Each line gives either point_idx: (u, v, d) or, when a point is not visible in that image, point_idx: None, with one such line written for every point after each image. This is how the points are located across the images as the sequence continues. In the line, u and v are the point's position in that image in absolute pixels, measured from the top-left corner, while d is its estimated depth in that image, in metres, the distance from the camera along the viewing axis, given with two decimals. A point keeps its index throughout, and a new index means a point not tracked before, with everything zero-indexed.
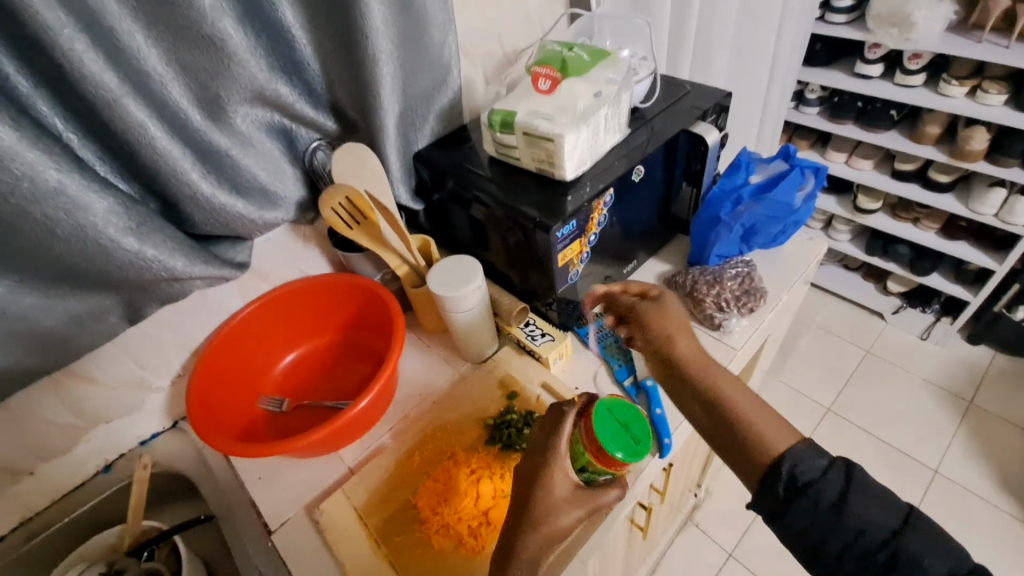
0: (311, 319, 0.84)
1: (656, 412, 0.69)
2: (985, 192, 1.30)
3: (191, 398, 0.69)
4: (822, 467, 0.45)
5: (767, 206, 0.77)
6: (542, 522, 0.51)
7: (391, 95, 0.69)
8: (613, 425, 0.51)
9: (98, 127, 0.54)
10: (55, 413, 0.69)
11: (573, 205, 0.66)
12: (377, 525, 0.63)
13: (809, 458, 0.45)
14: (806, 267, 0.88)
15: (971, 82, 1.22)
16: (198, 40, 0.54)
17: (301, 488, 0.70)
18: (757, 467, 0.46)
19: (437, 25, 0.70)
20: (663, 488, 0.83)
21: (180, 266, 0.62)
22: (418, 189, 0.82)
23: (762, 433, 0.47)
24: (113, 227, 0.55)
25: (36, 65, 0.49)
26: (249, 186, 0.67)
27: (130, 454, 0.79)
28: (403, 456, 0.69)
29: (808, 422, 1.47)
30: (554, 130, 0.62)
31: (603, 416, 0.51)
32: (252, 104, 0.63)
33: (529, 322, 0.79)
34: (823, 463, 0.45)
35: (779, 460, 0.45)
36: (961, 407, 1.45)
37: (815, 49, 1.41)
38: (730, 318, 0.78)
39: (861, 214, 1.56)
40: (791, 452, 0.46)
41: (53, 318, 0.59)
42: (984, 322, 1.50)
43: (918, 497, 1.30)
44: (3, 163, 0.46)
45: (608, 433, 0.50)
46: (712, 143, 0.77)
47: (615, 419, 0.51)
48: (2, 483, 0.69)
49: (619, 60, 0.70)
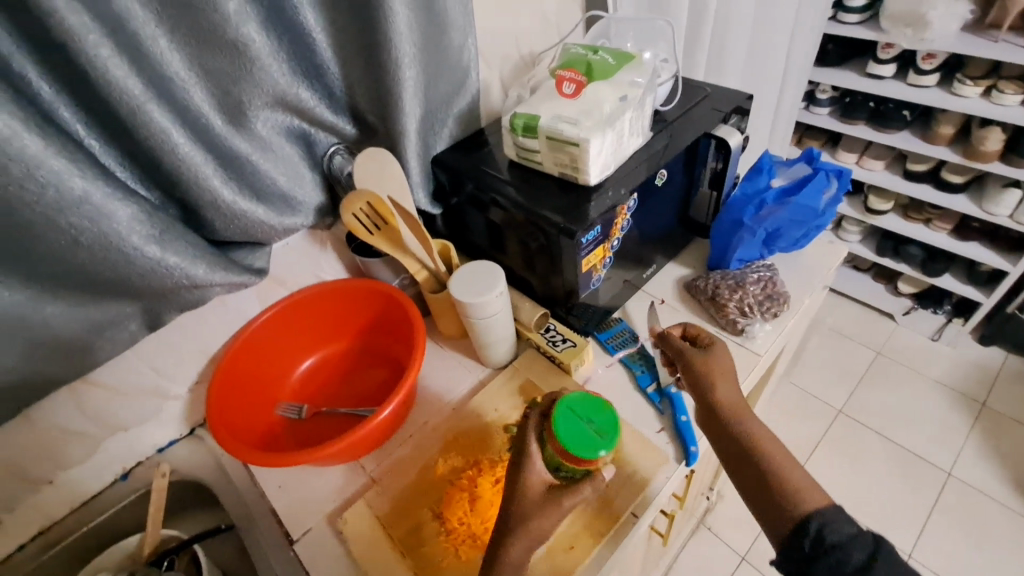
0: (329, 324, 0.83)
1: (681, 419, 0.69)
2: (999, 193, 1.28)
3: (211, 406, 0.69)
4: (851, 531, 0.42)
5: (790, 210, 0.76)
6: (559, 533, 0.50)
7: (413, 99, 0.68)
8: (569, 419, 0.56)
9: (121, 133, 0.54)
10: (74, 422, 0.68)
11: (598, 210, 0.66)
12: (402, 535, 0.63)
13: (838, 521, 0.43)
14: (826, 271, 0.88)
15: (986, 82, 1.21)
16: (222, 44, 0.54)
17: (323, 497, 0.69)
18: (783, 514, 0.45)
19: (457, 28, 0.70)
20: (683, 495, 0.83)
21: (201, 274, 0.61)
22: (436, 193, 0.81)
23: (792, 481, 0.47)
24: (137, 235, 0.54)
25: (61, 71, 0.48)
26: (270, 191, 0.66)
27: (148, 462, 0.78)
28: (426, 465, 0.68)
29: (819, 424, 1.45)
30: (579, 134, 0.62)
31: (558, 412, 0.57)
32: (273, 108, 0.62)
33: (550, 327, 0.78)
34: (853, 529, 0.42)
35: (806, 518, 0.44)
36: (974, 409, 1.43)
37: (827, 49, 1.40)
38: (753, 323, 0.77)
39: (872, 215, 1.55)
40: (817, 510, 0.44)
41: (73, 327, 0.58)
42: (996, 324, 1.49)
43: (932, 500, 1.29)
44: (29, 171, 0.45)
45: (562, 425, 0.55)
46: (735, 146, 0.76)
47: (569, 415, 0.56)
48: (20, 493, 0.69)
49: (643, 63, 0.70)
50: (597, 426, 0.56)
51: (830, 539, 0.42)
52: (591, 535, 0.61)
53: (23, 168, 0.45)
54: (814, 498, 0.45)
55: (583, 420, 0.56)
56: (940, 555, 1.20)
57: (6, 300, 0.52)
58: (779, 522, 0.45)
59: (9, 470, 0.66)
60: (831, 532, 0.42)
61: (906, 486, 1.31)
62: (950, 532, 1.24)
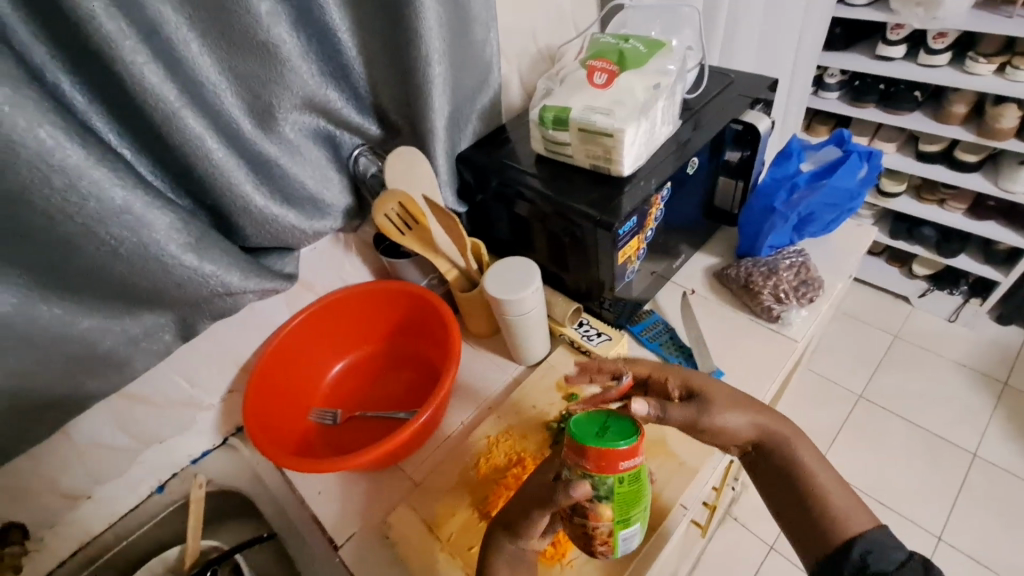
0: (356, 328, 0.82)
1: None
2: (1015, 169, 1.25)
3: (247, 415, 0.68)
4: (899, 558, 0.41)
5: (824, 194, 0.78)
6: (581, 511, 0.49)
7: (442, 96, 0.67)
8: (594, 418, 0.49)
9: (156, 142, 0.53)
10: (110, 436, 0.67)
11: (633, 201, 0.65)
12: (449, 537, 0.62)
13: (884, 547, 0.42)
14: (857, 253, 0.87)
15: (1000, 59, 1.16)
16: (253, 47, 0.53)
17: (365, 501, 0.69)
18: (823, 542, 0.44)
19: (480, 22, 0.69)
20: (722, 486, 0.82)
21: (236, 281, 0.60)
22: (461, 191, 0.80)
23: (835, 507, 0.45)
24: (175, 244, 0.53)
25: (97, 80, 0.47)
26: (299, 195, 0.65)
27: (183, 474, 0.78)
28: (468, 464, 0.68)
29: (837, 413, 1.39)
30: (614, 124, 0.61)
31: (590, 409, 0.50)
32: (301, 110, 0.62)
33: (583, 322, 0.78)
34: (901, 554, 0.41)
35: (850, 543, 0.43)
36: (996, 388, 1.39)
37: (835, 32, 1.33)
38: (789, 309, 0.77)
39: (885, 198, 1.50)
40: (864, 533, 0.43)
41: (111, 340, 0.57)
42: (1016, 303, 1.44)
43: (960, 484, 1.25)
44: (71, 182, 0.45)
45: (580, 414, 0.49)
46: (765, 131, 0.75)
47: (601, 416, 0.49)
48: (59, 509, 0.68)
49: (673, 49, 0.69)
50: (614, 432, 0.47)
51: (876, 567, 0.41)
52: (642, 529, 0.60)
53: (65, 179, 0.45)
54: (858, 522, 0.44)
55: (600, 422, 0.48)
56: (973, 539, 1.17)
57: (45, 315, 0.52)
58: (817, 550, 0.44)
59: (48, 485, 0.65)
60: (877, 560, 0.41)
61: (933, 472, 1.27)
62: (980, 514, 1.20)
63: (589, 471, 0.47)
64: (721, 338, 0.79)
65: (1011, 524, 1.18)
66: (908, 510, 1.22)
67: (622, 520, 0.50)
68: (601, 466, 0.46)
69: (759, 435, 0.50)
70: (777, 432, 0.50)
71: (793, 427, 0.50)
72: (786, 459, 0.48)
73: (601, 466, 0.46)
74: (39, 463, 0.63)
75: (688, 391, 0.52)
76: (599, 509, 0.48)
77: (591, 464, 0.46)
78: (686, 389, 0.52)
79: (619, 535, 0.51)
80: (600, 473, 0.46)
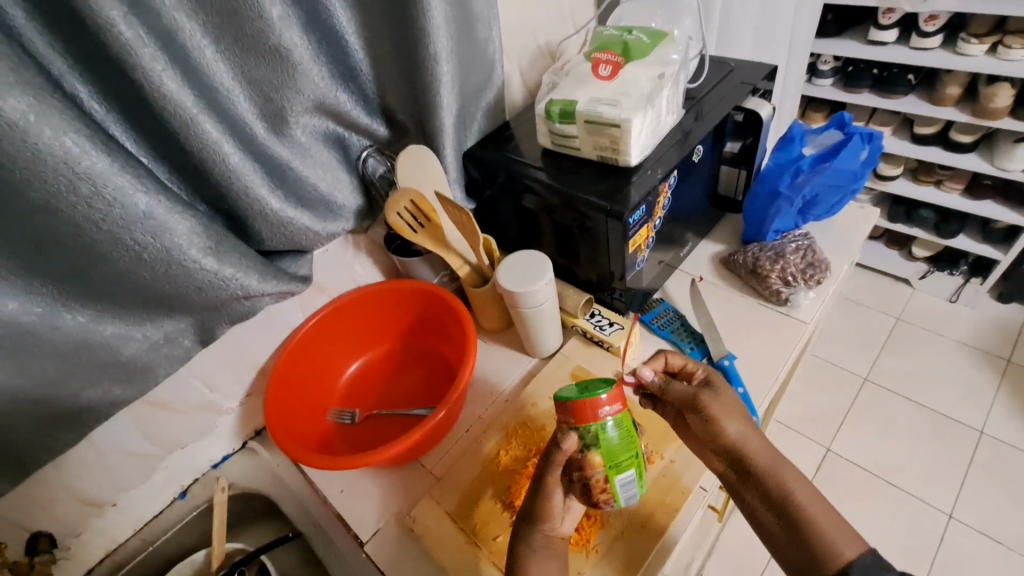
0: (370, 327, 0.83)
1: (738, 390, 0.69)
2: (1010, 148, 1.25)
3: (269, 416, 0.69)
4: None
5: (827, 176, 0.79)
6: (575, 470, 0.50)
7: (449, 94, 0.68)
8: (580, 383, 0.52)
9: (173, 149, 0.54)
10: (133, 443, 0.68)
11: (643, 189, 0.66)
12: (473, 528, 0.63)
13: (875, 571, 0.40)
14: (861, 236, 0.88)
15: (992, 39, 1.17)
16: (266, 52, 0.54)
17: (387, 497, 0.70)
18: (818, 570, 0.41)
19: (482, 20, 0.69)
20: None
21: (254, 284, 0.61)
22: (469, 188, 0.81)
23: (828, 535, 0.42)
24: (195, 247, 0.54)
25: (117, 89, 0.48)
26: (312, 197, 0.66)
27: (205, 478, 0.79)
28: (489, 457, 0.69)
29: (842, 395, 1.40)
30: (620, 114, 0.62)
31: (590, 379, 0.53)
32: (312, 113, 0.62)
33: (595, 312, 0.78)
34: None
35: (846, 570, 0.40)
36: (1000, 366, 1.40)
37: (827, 19, 1.35)
38: (797, 291, 0.78)
39: (882, 181, 1.50)
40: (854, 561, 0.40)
41: (133, 346, 0.58)
42: (1015, 281, 1.45)
43: (968, 463, 1.26)
44: (96, 189, 0.46)
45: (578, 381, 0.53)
46: (766, 118, 0.77)
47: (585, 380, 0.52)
48: (86, 516, 0.69)
49: (676, 39, 0.70)
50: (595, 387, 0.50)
51: None
52: (664, 512, 0.61)
53: (90, 186, 0.45)
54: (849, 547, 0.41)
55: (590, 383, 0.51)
56: (983, 516, 1.18)
57: (71, 323, 0.53)
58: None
59: (74, 493, 0.66)
60: None
61: (940, 450, 1.28)
62: (989, 491, 1.21)
63: (573, 423, 0.49)
64: (730, 324, 0.80)
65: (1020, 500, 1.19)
66: (918, 490, 1.23)
67: (616, 468, 0.49)
68: (580, 415, 0.48)
69: (743, 447, 0.48)
70: (762, 456, 0.47)
71: (777, 452, 0.48)
72: (770, 481, 0.46)
73: (580, 416, 0.48)
74: (65, 472, 0.63)
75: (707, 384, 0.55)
76: (589, 458, 0.49)
77: (573, 418, 0.49)
78: (707, 380, 0.55)
79: (617, 485, 0.50)
80: (582, 422, 0.48)
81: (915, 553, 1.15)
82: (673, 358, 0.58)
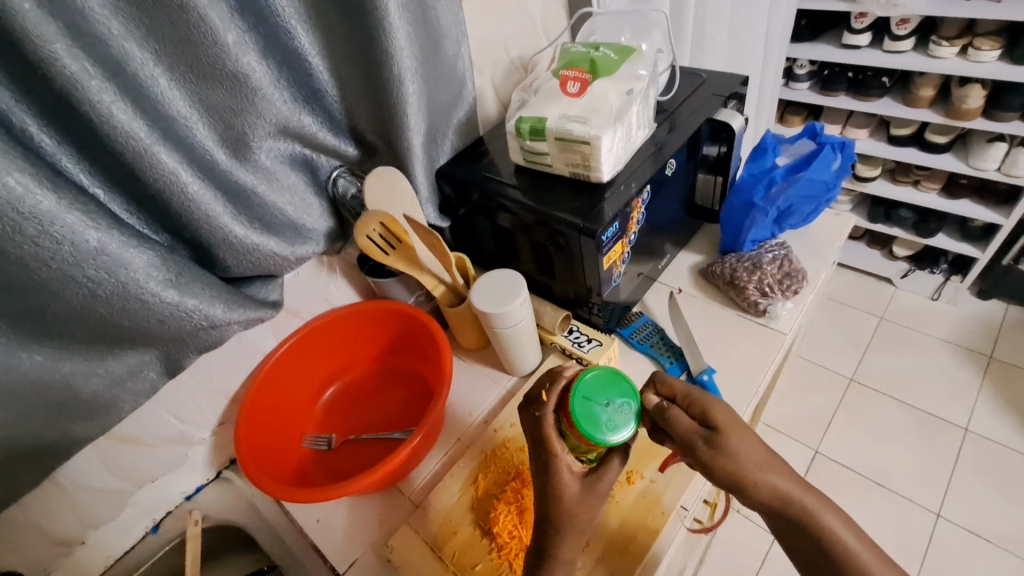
0: (346, 350, 0.81)
1: (704, 377, 0.70)
2: (984, 148, 1.25)
3: (241, 445, 0.67)
4: None
5: (801, 186, 0.79)
6: (561, 511, 0.49)
7: (417, 113, 0.67)
8: (594, 411, 0.49)
9: (125, 178, 0.52)
10: (100, 479, 0.66)
11: (613, 208, 0.65)
12: (453, 556, 0.62)
13: None
14: (836, 243, 0.88)
15: (962, 41, 1.17)
16: (221, 77, 0.52)
17: (366, 526, 0.68)
18: None
19: (450, 37, 0.68)
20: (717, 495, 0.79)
21: (220, 313, 0.60)
22: (442, 207, 0.80)
23: (866, 564, 0.45)
24: (154, 281, 0.53)
25: (63, 121, 0.47)
26: (279, 222, 0.65)
27: (179, 510, 0.77)
28: (467, 482, 0.67)
29: (829, 397, 1.39)
30: (589, 131, 0.61)
31: (577, 398, 0.50)
32: (276, 137, 0.61)
33: (573, 329, 0.78)
34: None
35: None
36: (982, 363, 1.40)
37: (801, 24, 1.35)
38: (775, 302, 0.78)
39: (861, 182, 1.50)
40: None
41: (94, 383, 0.56)
42: (994, 277, 1.46)
43: (954, 461, 1.25)
44: (43, 227, 0.44)
45: (581, 413, 0.49)
46: (738, 128, 0.76)
47: (589, 401, 0.50)
48: (52, 556, 0.67)
49: (645, 54, 0.70)
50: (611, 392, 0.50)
51: None
52: (645, 534, 0.60)
53: (37, 225, 0.44)
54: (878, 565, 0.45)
55: (602, 400, 0.50)
56: (972, 514, 1.18)
57: (28, 362, 0.51)
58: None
59: (38, 534, 0.63)
60: None
61: (926, 450, 1.28)
62: (978, 490, 1.21)
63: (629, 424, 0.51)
64: (711, 337, 0.79)
65: (1008, 498, 1.19)
66: (908, 491, 1.22)
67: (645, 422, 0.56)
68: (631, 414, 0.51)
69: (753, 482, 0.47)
70: (786, 502, 0.47)
71: (806, 486, 0.48)
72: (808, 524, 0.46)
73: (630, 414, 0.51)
74: (31, 513, 0.61)
75: (706, 414, 0.50)
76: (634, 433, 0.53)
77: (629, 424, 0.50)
78: (705, 413, 0.50)
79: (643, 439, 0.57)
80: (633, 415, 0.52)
81: (906, 552, 1.15)
82: (663, 387, 0.54)
